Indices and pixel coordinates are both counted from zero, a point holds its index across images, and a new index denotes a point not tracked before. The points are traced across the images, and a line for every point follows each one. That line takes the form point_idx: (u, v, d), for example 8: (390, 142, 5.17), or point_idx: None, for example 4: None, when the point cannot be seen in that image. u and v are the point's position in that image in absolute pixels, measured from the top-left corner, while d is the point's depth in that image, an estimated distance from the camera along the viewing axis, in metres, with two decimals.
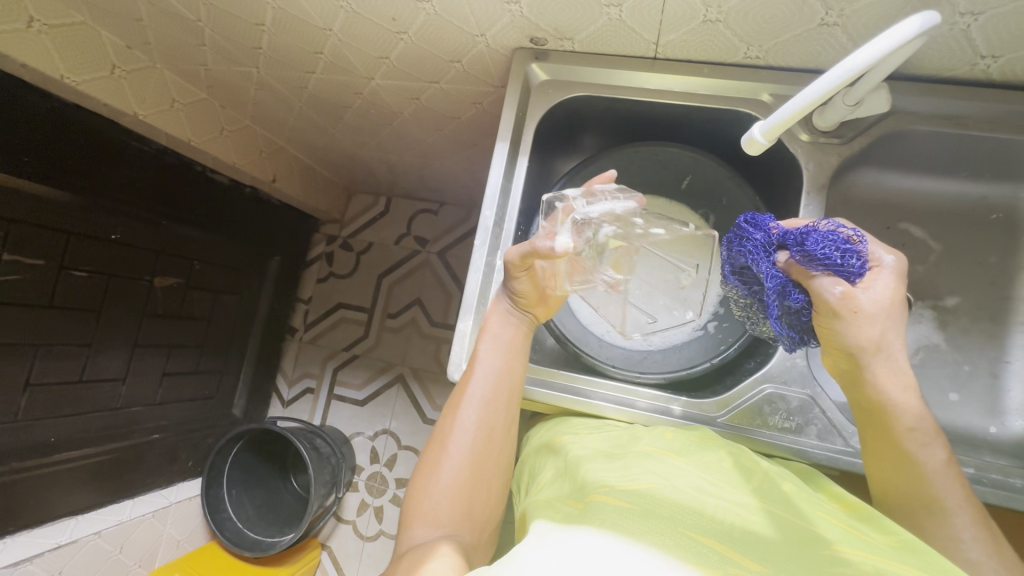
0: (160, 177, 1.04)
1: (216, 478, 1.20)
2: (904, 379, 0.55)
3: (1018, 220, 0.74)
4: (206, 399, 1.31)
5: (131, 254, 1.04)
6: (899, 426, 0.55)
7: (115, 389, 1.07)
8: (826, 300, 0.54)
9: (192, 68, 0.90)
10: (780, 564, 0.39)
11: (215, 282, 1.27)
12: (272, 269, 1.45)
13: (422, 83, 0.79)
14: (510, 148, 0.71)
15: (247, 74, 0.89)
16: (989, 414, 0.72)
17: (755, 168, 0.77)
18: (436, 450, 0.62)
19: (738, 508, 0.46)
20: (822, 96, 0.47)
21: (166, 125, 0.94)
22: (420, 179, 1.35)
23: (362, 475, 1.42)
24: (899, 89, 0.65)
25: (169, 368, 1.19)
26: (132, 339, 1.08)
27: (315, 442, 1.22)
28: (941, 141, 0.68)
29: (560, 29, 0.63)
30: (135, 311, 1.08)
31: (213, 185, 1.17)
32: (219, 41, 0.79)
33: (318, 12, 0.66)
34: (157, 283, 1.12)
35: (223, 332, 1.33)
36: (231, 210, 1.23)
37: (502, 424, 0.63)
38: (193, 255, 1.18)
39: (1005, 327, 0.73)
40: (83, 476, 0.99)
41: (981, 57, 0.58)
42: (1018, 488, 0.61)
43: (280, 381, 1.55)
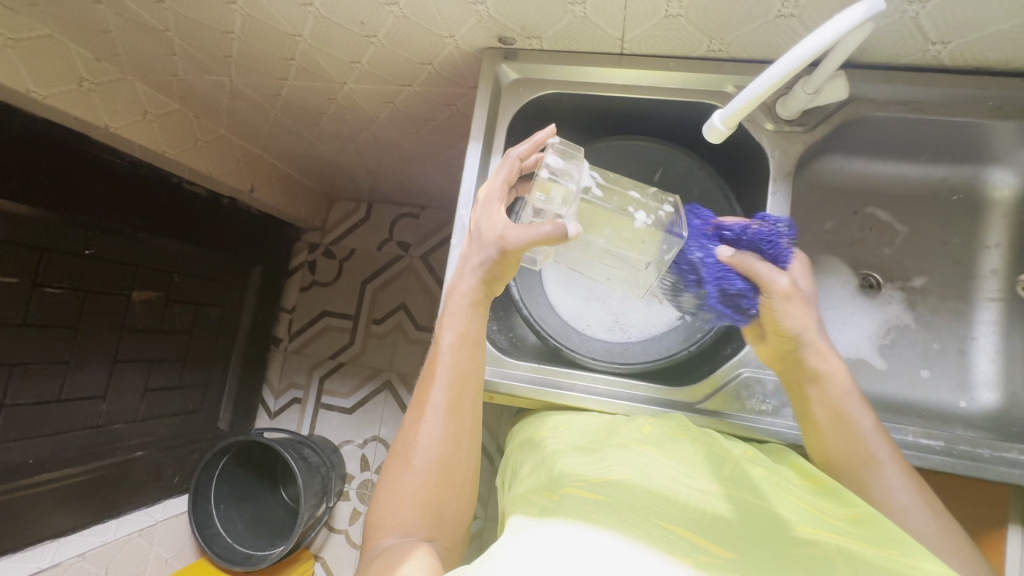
0: (134, 190, 1.03)
1: (204, 494, 1.19)
2: (833, 356, 0.62)
3: (977, 200, 0.76)
4: (191, 414, 1.29)
5: (107, 269, 1.03)
6: (833, 391, 0.60)
7: (96, 407, 1.05)
8: (777, 286, 0.60)
9: (163, 78, 0.90)
10: (748, 548, 0.40)
11: (195, 295, 1.25)
12: (254, 280, 1.43)
13: (395, 86, 0.80)
14: (483, 148, 0.71)
15: (219, 83, 0.89)
16: (960, 390, 0.74)
17: (725, 159, 0.78)
18: (401, 457, 0.61)
19: (709, 496, 0.47)
20: (780, 79, 0.48)
21: (137, 137, 0.93)
22: (400, 184, 1.35)
23: (353, 483, 1.41)
24: (857, 77, 0.67)
25: (151, 384, 1.17)
26: (111, 355, 1.06)
27: (304, 453, 1.21)
28: (901, 127, 0.70)
29: (527, 28, 0.64)
30: (113, 327, 1.06)
31: (190, 196, 1.16)
32: (190, 50, 0.79)
33: (286, 18, 0.67)
34: (135, 298, 1.10)
35: (205, 346, 1.31)
36: (209, 221, 1.22)
37: (469, 428, 0.63)
38: (171, 269, 1.17)
39: (971, 304, 0.76)
40: (65, 497, 0.97)
41: (932, 44, 0.60)
42: (988, 459, 0.63)
43: (266, 392, 1.54)
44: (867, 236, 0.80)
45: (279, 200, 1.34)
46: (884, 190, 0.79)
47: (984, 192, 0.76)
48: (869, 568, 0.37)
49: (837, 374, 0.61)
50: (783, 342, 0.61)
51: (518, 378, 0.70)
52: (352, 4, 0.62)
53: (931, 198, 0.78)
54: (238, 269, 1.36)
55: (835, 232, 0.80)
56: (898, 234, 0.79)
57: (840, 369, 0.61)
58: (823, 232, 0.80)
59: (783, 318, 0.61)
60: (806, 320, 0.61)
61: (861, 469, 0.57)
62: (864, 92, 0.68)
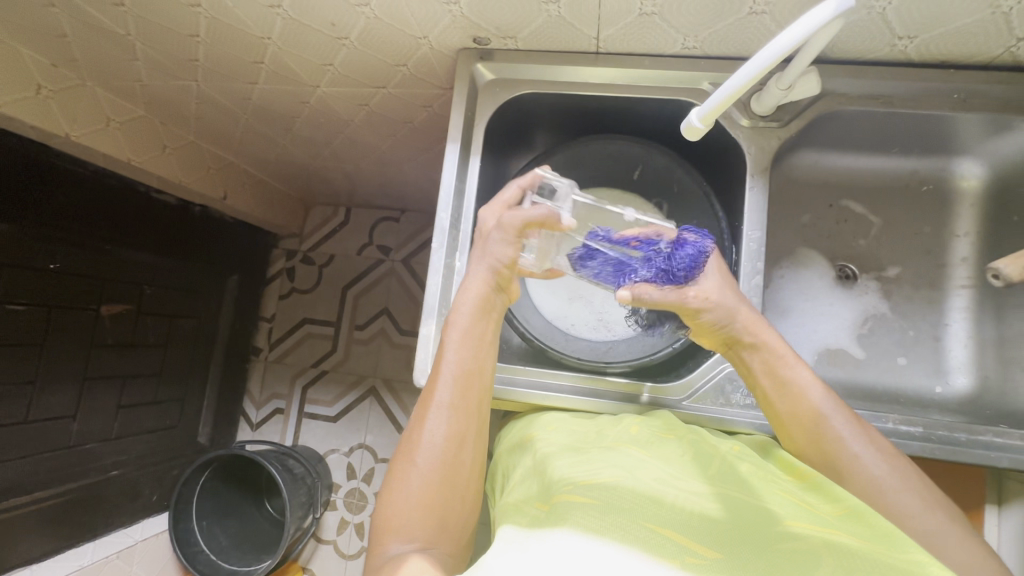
0: (100, 201, 0.99)
1: (184, 512, 1.16)
2: (766, 328, 0.62)
3: (946, 190, 0.79)
4: (169, 429, 1.26)
5: (74, 283, 0.99)
6: (773, 365, 0.61)
7: (67, 427, 1.01)
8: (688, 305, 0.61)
9: (127, 84, 0.87)
10: (736, 550, 0.40)
11: (169, 307, 1.22)
12: (231, 289, 1.40)
13: (369, 89, 0.79)
14: (461, 150, 0.71)
15: (187, 88, 0.86)
16: (935, 375, 0.76)
17: (702, 156, 0.79)
18: (404, 460, 0.60)
19: (697, 496, 0.47)
20: (756, 75, 0.49)
21: (100, 145, 0.90)
22: (379, 187, 1.33)
23: (340, 492, 1.39)
24: (828, 72, 0.68)
25: (125, 400, 1.14)
26: (81, 373, 1.03)
27: (288, 464, 1.19)
28: (871, 120, 0.71)
29: (501, 28, 0.63)
30: (82, 343, 1.02)
31: (160, 205, 1.12)
32: (154, 55, 0.77)
33: (253, 21, 0.65)
34: (105, 313, 1.06)
35: (181, 359, 1.28)
36: (180, 230, 1.19)
37: (473, 428, 0.62)
38: (142, 281, 1.13)
39: (943, 292, 0.78)
40: (37, 521, 0.93)
41: (898, 38, 0.62)
42: (965, 442, 0.64)
43: (248, 403, 1.51)
44: (842, 229, 0.81)
45: (254, 208, 1.32)
46: (857, 183, 0.81)
47: (952, 182, 0.78)
48: (854, 561, 0.38)
49: (772, 342, 0.61)
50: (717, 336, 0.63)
51: (504, 382, 0.70)
52: (321, 6, 0.61)
53: (902, 190, 0.80)
54: (213, 279, 1.33)
55: (811, 225, 0.82)
56: (872, 225, 0.81)
57: (770, 332, 0.62)
58: (800, 226, 0.82)
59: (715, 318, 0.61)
60: (732, 309, 0.61)
61: (812, 425, 0.58)
62: (834, 87, 0.69)
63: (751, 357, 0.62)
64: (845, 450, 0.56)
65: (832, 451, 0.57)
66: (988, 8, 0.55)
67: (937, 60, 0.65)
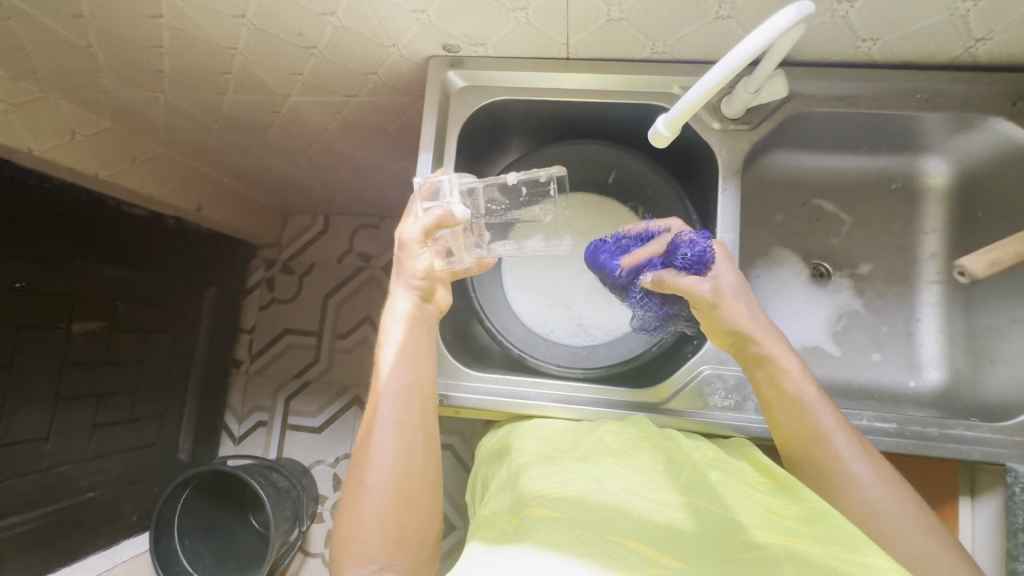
0: (67, 216, 0.97)
1: (167, 531, 1.13)
2: (776, 338, 0.62)
3: (913, 187, 0.80)
4: (147, 447, 1.23)
5: (43, 302, 0.97)
6: (779, 380, 0.61)
7: (39, 450, 0.98)
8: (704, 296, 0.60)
9: (91, 97, 0.85)
10: (699, 561, 0.41)
11: (144, 322, 1.19)
12: (209, 301, 1.38)
13: (341, 97, 0.78)
14: (434, 158, 0.70)
15: (153, 100, 0.85)
16: (909, 369, 0.77)
17: (676, 159, 0.79)
18: (356, 484, 0.59)
19: (664, 507, 0.47)
20: (722, 80, 0.49)
21: (66, 160, 0.88)
22: (357, 195, 1.32)
23: (327, 504, 1.38)
24: (795, 75, 0.69)
25: (101, 420, 1.11)
26: (52, 394, 1.00)
27: (271, 477, 1.17)
28: (839, 120, 0.73)
29: (470, 36, 0.63)
30: (53, 363, 1.00)
31: (130, 219, 1.10)
32: (118, 66, 0.75)
33: (218, 31, 0.64)
34: (76, 331, 1.04)
35: (158, 375, 1.25)
36: (153, 244, 1.16)
37: (421, 441, 0.62)
38: (115, 296, 1.11)
39: (915, 288, 0.79)
40: (8, 550, 0.91)
41: (862, 40, 0.63)
42: (938, 436, 0.65)
43: (229, 417, 1.48)
44: (816, 227, 0.83)
45: (229, 218, 1.29)
46: (828, 181, 0.82)
47: (918, 180, 0.80)
48: (820, 568, 0.38)
49: (781, 357, 0.61)
50: (726, 336, 0.62)
51: (483, 392, 0.69)
52: (287, 15, 0.60)
53: (871, 188, 0.82)
54: (189, 292, 1.30)
55: (785, 223, 0.83)
56: (844, 222, 0.82)
57: (782, 348, 0.62)
58: (774, 224, 0.83)
59: (718, 318, 0.61)
60: (741, 314, 0.61)
61: (812, 442, 0.59)
62: (802, 88, 0.70)
63: (757, 369, 0.62)
64: (842, 466, 0.57)
65: (824, 465, 0.58)
66: (946, 9, 0.56)
67: (900, 61, 0.67)
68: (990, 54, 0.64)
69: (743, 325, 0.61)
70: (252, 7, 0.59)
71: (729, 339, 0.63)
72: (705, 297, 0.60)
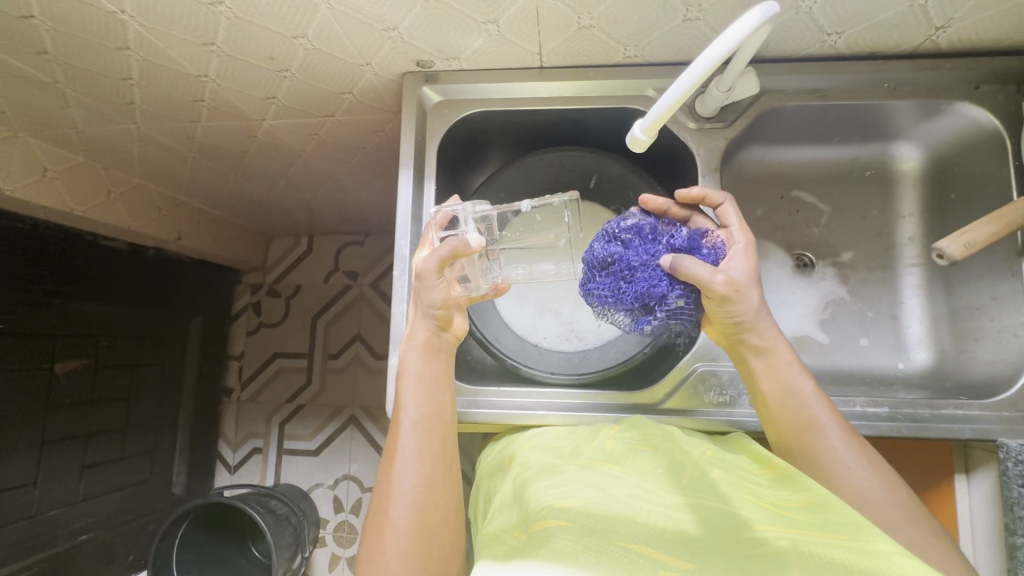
0: (43, 255, 0.95)
1: (165, 567, 1.10)
2: (777, 332, 0.63)
3: (887, 174, 0.82)
4: (140, 485, 1.21)
5: (24, 344, 0.94)
6: (779, 373, 0.62)
7: (27, 496, 0.96)
8: (716, 290, 0.59)
9: (61, 132, 0.83)
10: (709, 558, 0.41)
11: (130, 357, 1.17)
12: (196, 331, 1.36)
13: (317, 118, 0.77)
14: (415, 174, 0.71)
15: (126, 131, 0.83)
16: (896, 352, 0.78)
17: (655, 160, 0.80)
18: (378, 517, 0.59)
19: (670, 510, 0.48)
20: (697, 81, 0.49)
21: (39, 198, 0.86)
22: (340, 214, 1.31)
23: (329, 528, 1.36)
24: (765, 71, 0.70)
25: (90, 459, 1.08)
26: (38, 438, 0.98)
27: (270, 505, 1.16)
28: (811, 113, 0.74)
29: (444, 50, 0.63)
30: (37, 405, 0.97)
31: (109, 252, 1.08)
32: (87, 101, 0.74)
33: (189, 60, 0.64)
34: (59, 371, 1.01)
35: (148, 409, 1.23)
36: (134, 276, 1.14)
37: (441, 471, 0.62)
38: (98, 332, 1.09)
39: (896, 272, 0.81)
40: None
41: (828, 35, 0.64)
42: (930, 417, 0.66)
43: (223, 446, 1.45)
44: (796, 218, 0.84)
45: (211, 246, 1.28)
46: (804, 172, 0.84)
47: (890, 166, 0.82)
48: (826, 559, 0.39)
49: (780, 349, 0.62)
50: (725, 327, 0.62)
51: (480, 405, 0.69)
52: (256, 39, 0.60)
53: (847, 176, 0.83)
54: (175, 323, 1.28)
55: (766, 216, 0.84)
56: (823, 211, 0.83)
57: (780, 341, 0.63)
58: (755, 218, 0.84)
59: (724, 312, 0.61)
60: (751, 307, 0.61)
61: (805, 432, 0.60)
62: (772, 83, 0.71)
63: (754, 360, 0.63)
64: (834, 459, 0.58)
65: (817, 455, 0.59)
66: (906, 1, 0.58)
67: (866, 52, 0.68)
68: (951, 41, 0.66)
69: (747, 317, 0.61)
70: (222, 35, 0.59)
71: (729, 329, 0.62)
72: (720, 290, 0.58)
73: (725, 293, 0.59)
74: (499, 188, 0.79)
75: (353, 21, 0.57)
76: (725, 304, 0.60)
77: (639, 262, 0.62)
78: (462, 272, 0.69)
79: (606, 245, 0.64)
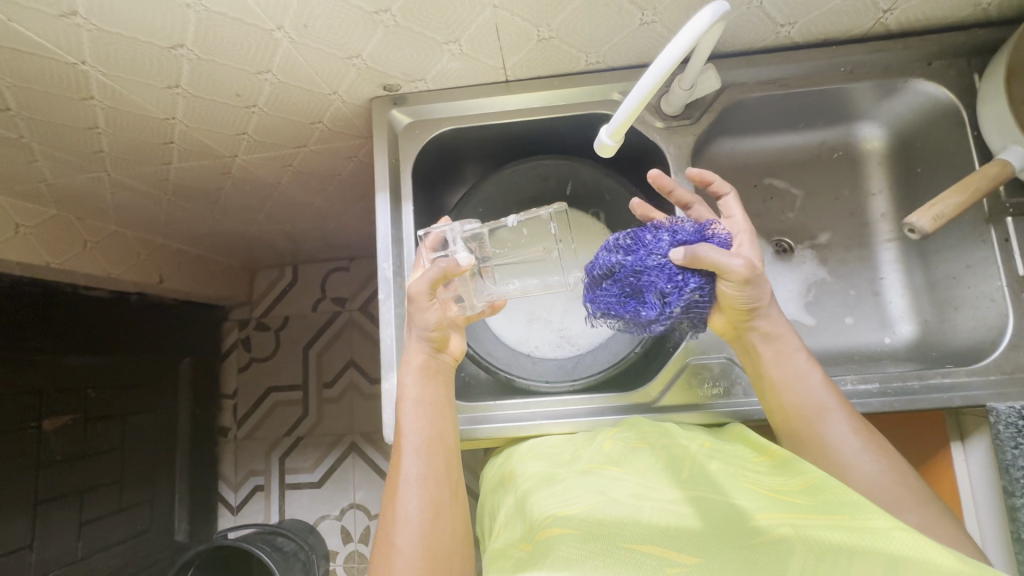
0: (22, 311, 0.93)
1: None
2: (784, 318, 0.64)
3: (854, 154, 0.84)
4: (142, 536, 1.18)
5: (9, 404, 0.93)
6: (788, 361, 0.62)
7: (24, 559, 0.93)
8: (738, 272, 0.58)
9: (31, 187, 0.82)
10: (714, 552, 0.42)
11: (120, 407, 1.15)
12: (186, 374, 1.34)
13: (290, 150, 0.77)
14: (391, 196, 0.71)
15: (97, 180, 0.83)
16: (881, 327, 0.80)
17: (628, 161, 0.81)
18: (385, 547, 0.59)
19: (673, 506, 0.48)
20: (654, 86, 0.50)
21: (13, 254, 0.85)
22: (322, 241, 1.31)
23: (339, 559, 1.34)
24: (725, 66, 0.71)
25: (87, 516, 1.06)
26: (31, 498, 0.95)
27: (277, 543, 1.13)
28: (774, 102, 0.76)
29: (408, 72, 0.64)
30: (28, 466, 0.95)
31: (90, 302, 1.07)
32: (55, 153, 0.73)
33: (158, 104, 0.64)
34: (48, 428, 0.99)
35: (143, 458, 1.20)
36: (118, 324, 1.13)
37: (447, 496, 0.62)
38: (86, 384, 1.07)
39: (872, 249, 0.82)
40: None
41: (781, 26, 0.66)
42: (921, 389, 0.67)
43: (224, 488, 1.43)
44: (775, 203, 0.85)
45: (194, 285, 1.26)
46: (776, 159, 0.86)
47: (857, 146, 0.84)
48: (827, 542, 0.39)
49: (789, 336, 0.63)
50: (740, 314, 0.62)
51: (477, 420, 0.69)
52: (221, 77, 0.60)
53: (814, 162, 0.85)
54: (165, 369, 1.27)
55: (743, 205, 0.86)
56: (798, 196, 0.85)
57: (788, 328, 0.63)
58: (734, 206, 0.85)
59: (737, 297, 0.60)
60: (764, 293, 0.61)
61: (815, 422, 0.60)
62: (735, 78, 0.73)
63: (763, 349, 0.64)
64: (843, 445, 0.59)
65: (826, 441, 0.59)
66: None
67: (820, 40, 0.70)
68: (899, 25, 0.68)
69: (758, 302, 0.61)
70: (185, 76, 0.59)
71: (743, 314, 0.62)
72: (741, 272, 0.57)
73: (747, 275, 0.58)
74: (476, 203, 0.79)
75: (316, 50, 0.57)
76: (745, 287, 0.59)
77: (647, 263, 0.60)
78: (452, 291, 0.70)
79: (610, 255, 0.63)
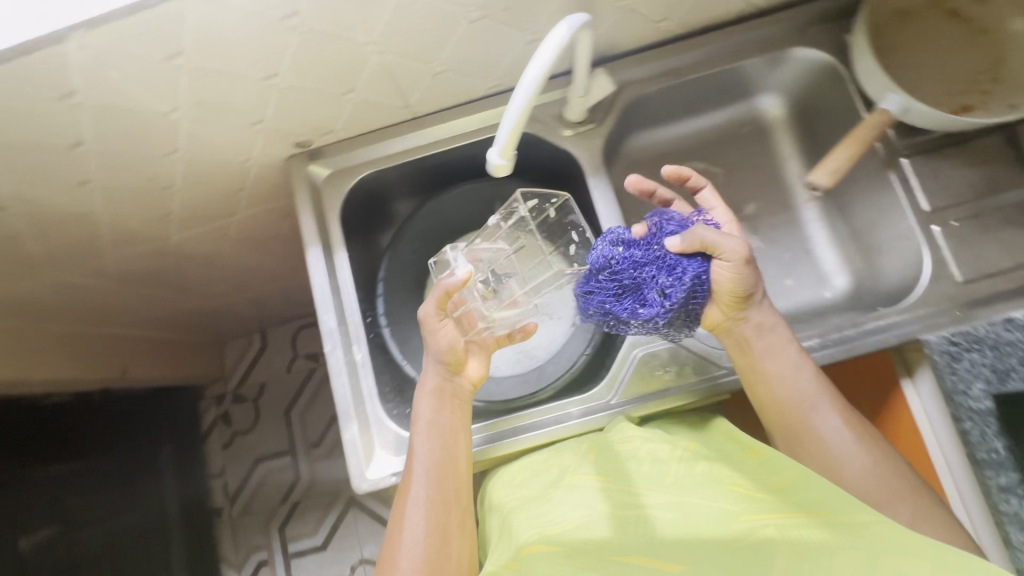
0: None
1: None
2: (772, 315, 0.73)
3: (761, 125, 0.93)
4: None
5: None
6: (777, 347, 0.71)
7: None
8: (744, 252, 0.69)
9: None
10: (702, 557, 0.50)
11: (106, 508, 1.13)
12: (166, 461, 1.32)
13: (226, 215, 0.84)
14: (324, 247, 0.80)
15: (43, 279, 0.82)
16: (820, 282, 0.89)
17: (551, 170, 0.88)
18: (388, 565, 0.65)
19: (662, 508, 0.56)
20: (523, 108, 0.62)
21: None
22: (289, 301, 1.31)
23: None
24: (621, 66, 0.81)
25: None
26: None
27: None
28: (677, 90, 0.85)
29: (319, 125, 0.75)
30: None
31: (48, 409, 1.04)
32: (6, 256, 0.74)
33: (92, 171, 0.68)
34: (25, 546, 0.95)
35: (134, 558, 1.16)
36: (82, 425, 1.11)
37: (452, 518, 0.67)
38: (59, 493, 1.04)
39: (794, 209, 0.92)
40: None
41: (658, 21, 0.76)
42: (867, 326, 0.74)
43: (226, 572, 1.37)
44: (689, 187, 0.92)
45: (159, 369, 1.23)
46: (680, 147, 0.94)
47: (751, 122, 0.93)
48: (807, 543, 0.48)
49: (779, 329, 0.72)
50: (738, 301, 0.71)
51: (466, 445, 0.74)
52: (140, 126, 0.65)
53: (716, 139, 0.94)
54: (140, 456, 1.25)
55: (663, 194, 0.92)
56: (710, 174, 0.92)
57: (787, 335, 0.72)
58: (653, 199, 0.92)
59: (733, 282, 0.70)
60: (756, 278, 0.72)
61: (808, 412, 0.69)
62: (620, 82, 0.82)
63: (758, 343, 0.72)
64: (832, 436, 0.68)
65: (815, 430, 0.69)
66: None
67: (681, 36, 0.81)
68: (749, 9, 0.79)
69: (752, 290, 0.71)
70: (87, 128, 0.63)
71: (738, 304, 0.72)
72: (745, 251, 0.69)
73: (748, 253, 0.69)
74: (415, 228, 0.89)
75: (242, 94, 0.66)
76: (747, 265, 0.70)
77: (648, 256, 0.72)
78: (460, 311, 0.79)
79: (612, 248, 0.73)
